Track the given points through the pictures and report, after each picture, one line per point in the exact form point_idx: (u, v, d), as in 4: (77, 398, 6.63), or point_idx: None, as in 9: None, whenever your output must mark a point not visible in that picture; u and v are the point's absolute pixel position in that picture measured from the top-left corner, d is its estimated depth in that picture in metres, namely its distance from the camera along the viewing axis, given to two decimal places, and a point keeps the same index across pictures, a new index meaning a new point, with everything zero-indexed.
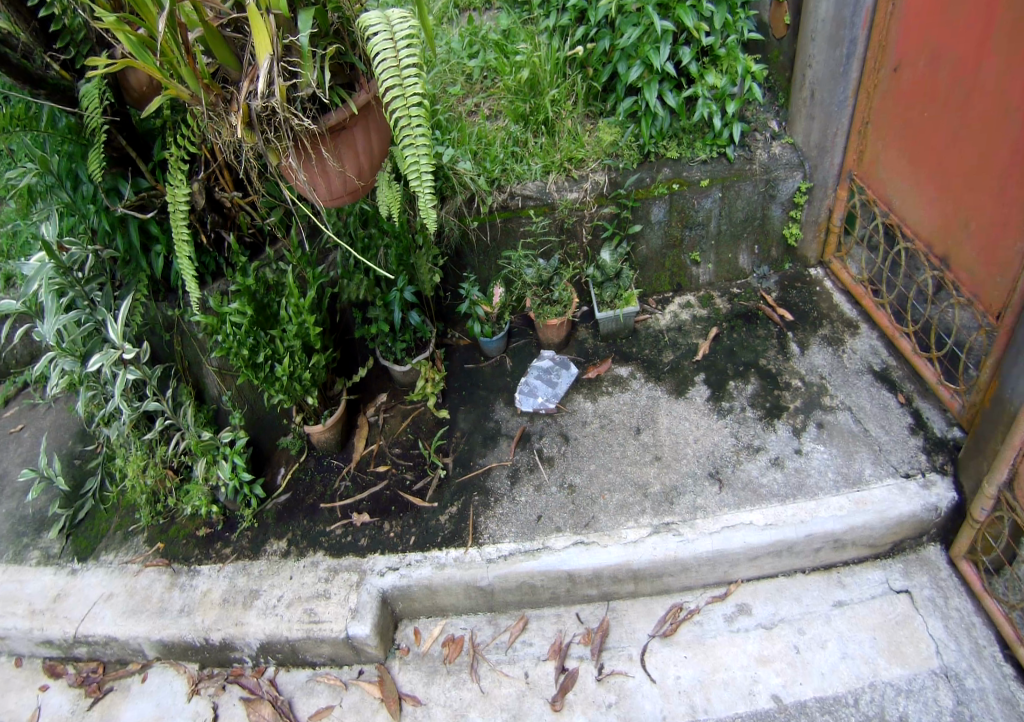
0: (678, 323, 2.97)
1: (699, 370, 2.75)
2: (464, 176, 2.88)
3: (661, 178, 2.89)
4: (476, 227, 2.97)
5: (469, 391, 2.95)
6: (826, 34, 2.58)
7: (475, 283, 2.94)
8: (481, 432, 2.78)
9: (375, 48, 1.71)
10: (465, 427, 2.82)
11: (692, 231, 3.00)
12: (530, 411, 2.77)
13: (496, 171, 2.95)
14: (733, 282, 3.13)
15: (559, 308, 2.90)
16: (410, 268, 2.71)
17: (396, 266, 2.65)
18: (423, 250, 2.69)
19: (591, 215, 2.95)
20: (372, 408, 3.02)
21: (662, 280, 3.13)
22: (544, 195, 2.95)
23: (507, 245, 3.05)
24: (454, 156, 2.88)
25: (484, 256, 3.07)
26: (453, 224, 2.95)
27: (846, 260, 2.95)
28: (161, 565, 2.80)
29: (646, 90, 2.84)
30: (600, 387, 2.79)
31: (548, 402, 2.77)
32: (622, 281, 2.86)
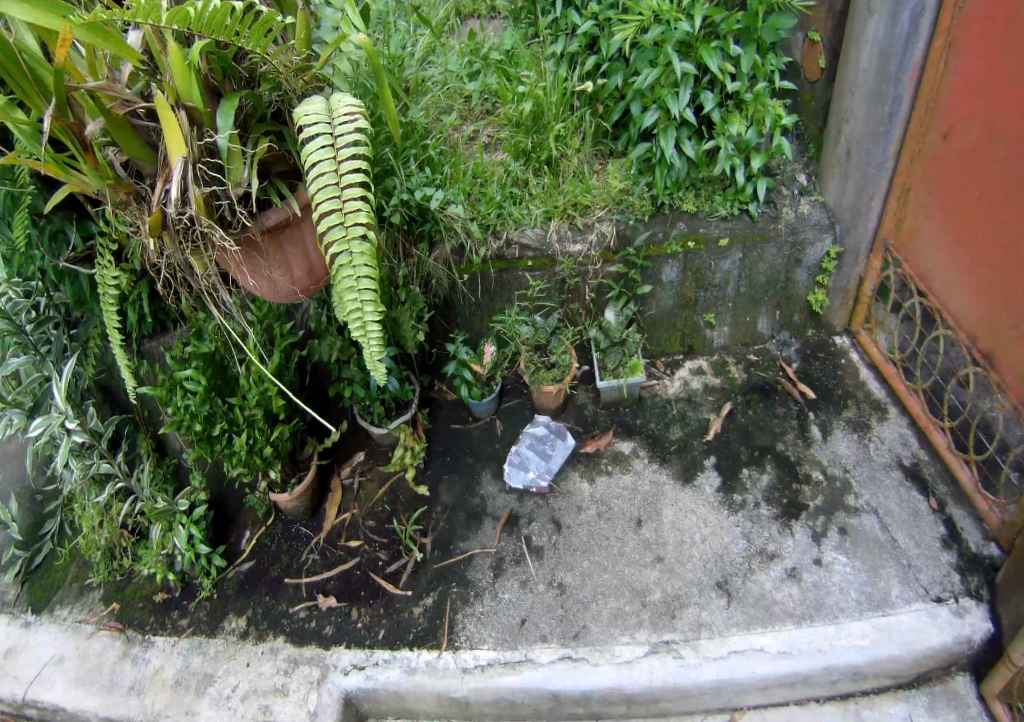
0: (684, 393, 2.82)
1: (708, 452, 2.58)
2: (452, 219, 2.56)
3: (674, 236, 2.69)
4: (467, 280, 2.74)
5: (455, 458, 2.73)
6: (866, 89, 2.35)
7: (467, 341, 2.73)
8: (466, 509, 2.56)
9: (312, 159, 1.63)
10: (449, 501, 2.60)
11: (707, 293, 2.84)
12: (520, 489, 2.58)
13: (489, 215, 2.67)
14: (749, 346, 2.98)
15: (558, 369, 2.68)
16: (395, 322, 2.52)
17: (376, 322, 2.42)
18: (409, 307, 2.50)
19: (597, 274, 2.73)
20: (347, 469, 2.78)
21: (673, 342, 2.97)
22: (543, 247, 2.70)
23: (500, 297, 2.80)
24: (427, 194, 2.49)
25: (474, 310, 2.81)
26: (442, 274, 2.69)
27: (874, 334, 2.77)
28: (115, 630, 2.59)
29: (662, 136, 2.57)
30: (599, 466, 2.60)
31: (538, 483, 2.55)
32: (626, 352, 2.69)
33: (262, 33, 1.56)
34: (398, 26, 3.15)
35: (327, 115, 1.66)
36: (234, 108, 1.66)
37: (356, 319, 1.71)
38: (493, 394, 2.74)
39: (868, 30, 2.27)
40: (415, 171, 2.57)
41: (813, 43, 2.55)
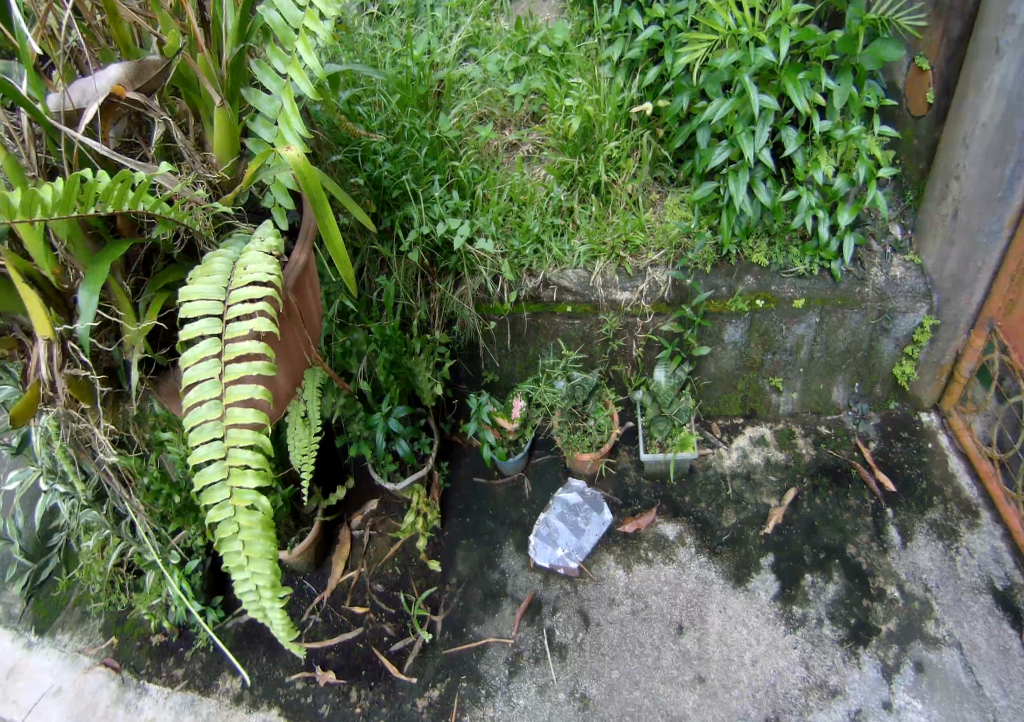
0: (739, 467, 2.65)
1: (765, 550, 2.42)
2: (478, 259, 2.27)
3: (740, 292, 2.36)
4: (496, 328, 2.41)
5: (475, 521, 2.47)
6: (985, 146, 2.12)
7: (492, 379, 2.54)
8: (484, 586, 2.32)
9: (189, 378, 1.27)
10: (465, 572, 2.36)
11: (773, 355, 2.57)
12: (545, 569, 2.34)
13: (520, 258, 2.34)
14: (821, 415, 2.80)
15: (594, 432, 2.40)
16: (414, 372, 2.17)
17: (386, 374, 2.11)
18: (427, 361, 2.16)
19: (651, 330, 2.42)
20: (357, 518, 2.48)
21: (733, 403, 2.76)
22: (585, 292, 2.36)
23: (534, 343, 2.46)
24: (449, 226, 2.19)
25: (504, 358, 2.50)
26: (468, 313, 2.36)
27: (969, 420, 2.60)
28: (111, 669, 2.40)
29: (731, 177, 2.18)
30: (638, 550, 2.41)
31: (565, 566, 2.34)
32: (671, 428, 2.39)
33: (120, 196, 1.28)
34: (434, 13, 2.70)
35: (220, 310, 1.31)
36: (97, 287, 1.37)
37: (248, 597, 1.35)
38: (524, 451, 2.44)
39: (993, 76, 2.02)
40: (438, 202, 2.22)
41: (920, 70, 2.29)
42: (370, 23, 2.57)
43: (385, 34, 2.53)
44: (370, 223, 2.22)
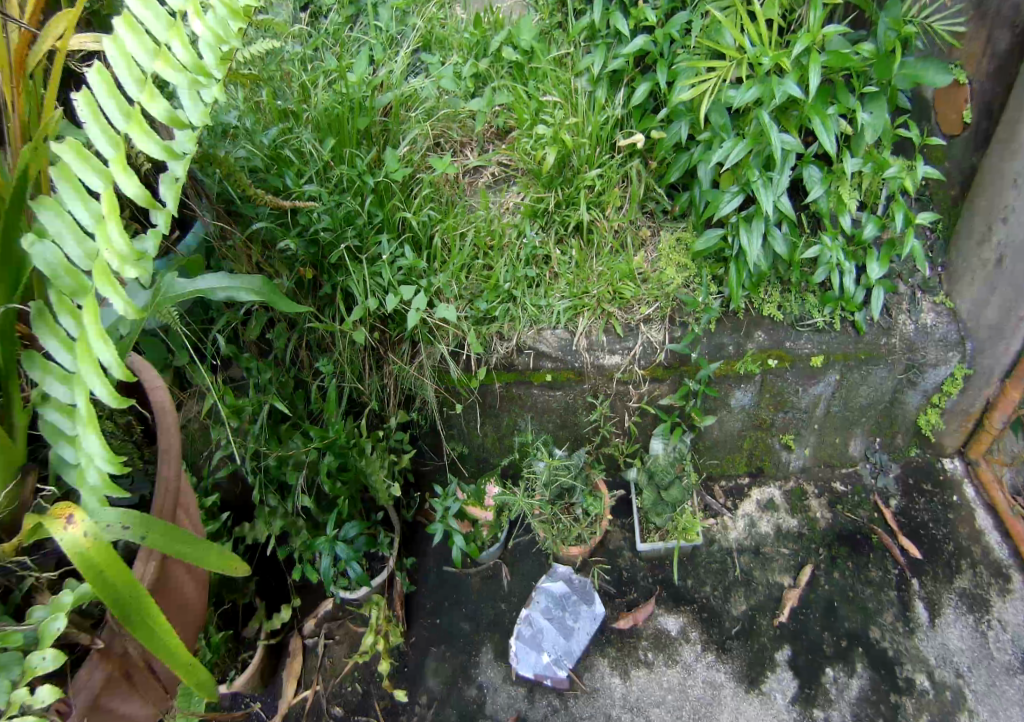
0: (746, 540, 2.27)
1: (781, 642, 2.06)
2: (441, 330, 1.79)
3: (751, 351, 1.98)
4: (463, 411, 1.94)
5: (448, 621, 2.13)
6: None
7: (461, 453, 2.04)
8: (458, 705, 1.99)
9: None
10: (437, 687, 2.02)
11: (786, 413, 2.21)
12: (528, 681, 2.00)
13: (487, 325, 1.81)
14: (835, 470, 2.41)
15: (580, 525, 1.95)
16: (365, 471, 1.72)
17: (330, 482, 1.67)
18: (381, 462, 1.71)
19: (646, 397, 1.96)
20: (309, 623, 2.08)
21: (738, 462, 2.38)
22: (567, 359, 1.85)
23: (509, 417, 1.97)
24: (401, 295, 1.72)
25: (473, 437, 2.01)
26: (427, 388, 1.85)
27: (1000, 470, 2.28)
28: None
29: (742, 226, 1.80)
30: (635, 650, 2.06)
31: (550, 676, 2.00)
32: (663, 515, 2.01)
33: None
34: (377, 17, 2.17)
35: None
36: None
37: None
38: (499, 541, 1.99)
39: None
40: (388, 266, 1.75)
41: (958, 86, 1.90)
42: (300, 34, 2.10)
43: (317, 49, 2.06)
44: (306, 287, 1.78)
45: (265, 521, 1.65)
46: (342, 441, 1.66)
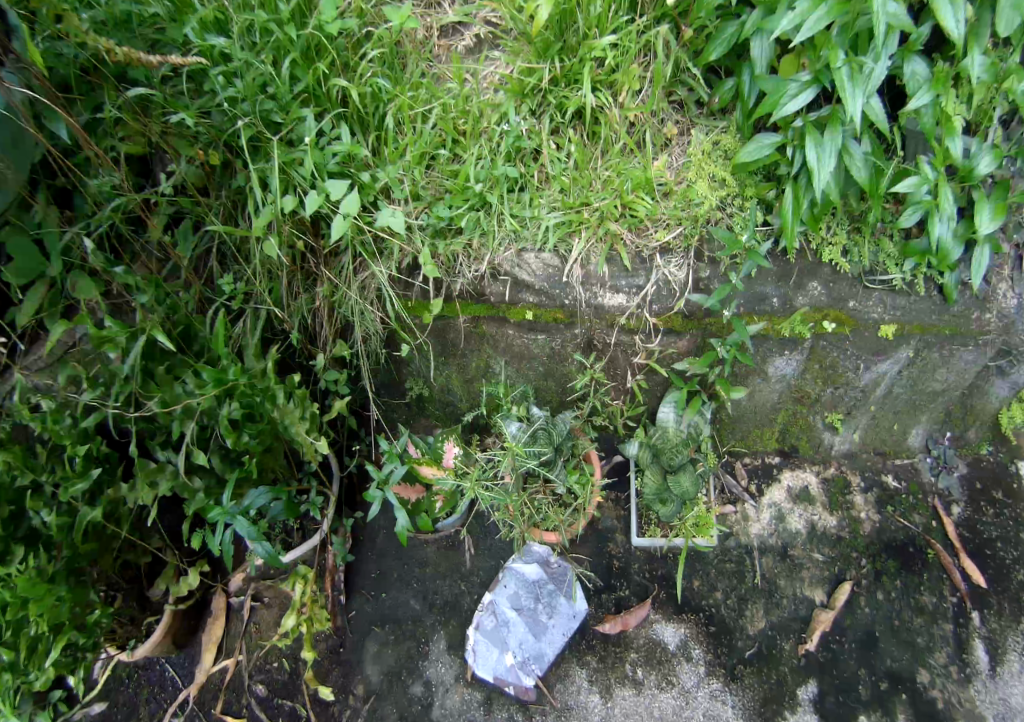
0: (771, 538, 1.78)
1: (803, 675, 1.62)
2: (389, 244, 1.47)
3: (802, 309, 1.53)
4: (418, 350, 1.58)
5: (395, 598, 1.70)
6: None
7: (421, 393, 1.68)
8: (400, 706, 1.59)
9: None
10: (378, 680, 1.63)
11: (837, 390, 1.73)
12: (490, 683, 1.56)
13: (445, 239, 1.47)
14: (889, 461, 1.91)
15: (560, 509, 1.57)
16: (279, 420, 1.44)
17: (235, 436, 1.41)
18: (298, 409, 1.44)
19: (656, 354, 1.53)
20: (236, 580, 1.82)
21: (767, 437, 1.86)
22: (554, 292, 1.47)
23: (477, 356, 1.59)
24: (324, 192, 1.35)
25: (431, 377, 1.63)
26: (369, 316, 1.52)
27: None
28: None
29: (811, 135, 1.32)
30: (621, 664, 1.58)
31: (512, 684, 1.55)
32: (670, 510, 1.52)
33: None
34: None
35: None
36: None
37: None
38: (459, 513, 1.62)
39: None
40: (315, 149, 1.39)
41: None
42: None
43: None
44: (216, 175, 1.55)
45: (150, 482, 1.41)
46: (244, 387, 1.40)
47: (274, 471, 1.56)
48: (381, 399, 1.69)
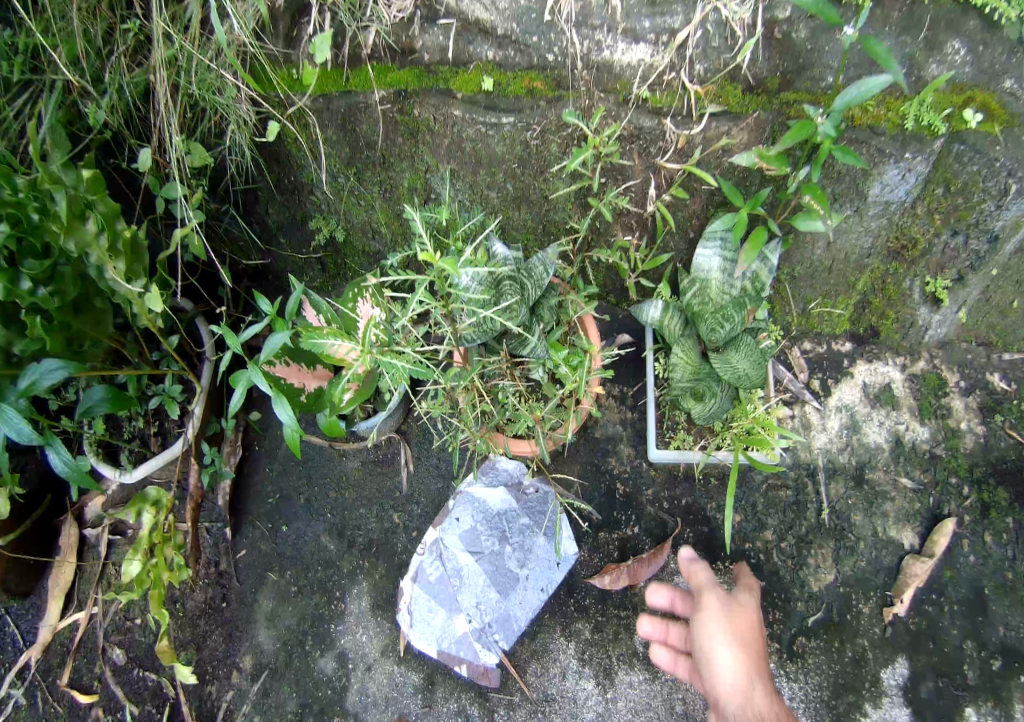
0: (842, 454, 1.21)
1: (887, 652, 1.13)
2: None
3: (935, 83, 0.91)
4: (317, 158, 1.00)
5: (299, 532, 1.12)
6: None
7: (334, 239, 1.13)
8: (301, 688, 1.05)
9: None
10: (270, 650, 1.08)
11: (956, 237, 1.11)
12: (432, 656, 1.01)
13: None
14: (996, 351, 1.27)
15: (537, 402, 0.96)
16: (79, 257, 0.92)
17: (5, 281, 0.87)
18: (104, 236, 0.90)
19: (698, 148, 0.90)
20: (96, 500, 1.27)
21: (840, 313, 1.23)
22: (528, 40, 0.85)
23: (411, 167, 0.99)
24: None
25: (341, 203, 1.06)
26: (232, 101, 0.92)
27: None
28: None
29: None
30: (626, 634, 1.02)
31: (465, 662, 1.00)
32: (715, 409, 0.95)
33: None
34: None
35: None
36: None
37: None
38: (388, 412, 1.02)
39: None
40: None
41: None
42: None
43: None
44: None
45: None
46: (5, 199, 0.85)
47: (95, 342, 1.02)
48: (280, 248, 1.17)
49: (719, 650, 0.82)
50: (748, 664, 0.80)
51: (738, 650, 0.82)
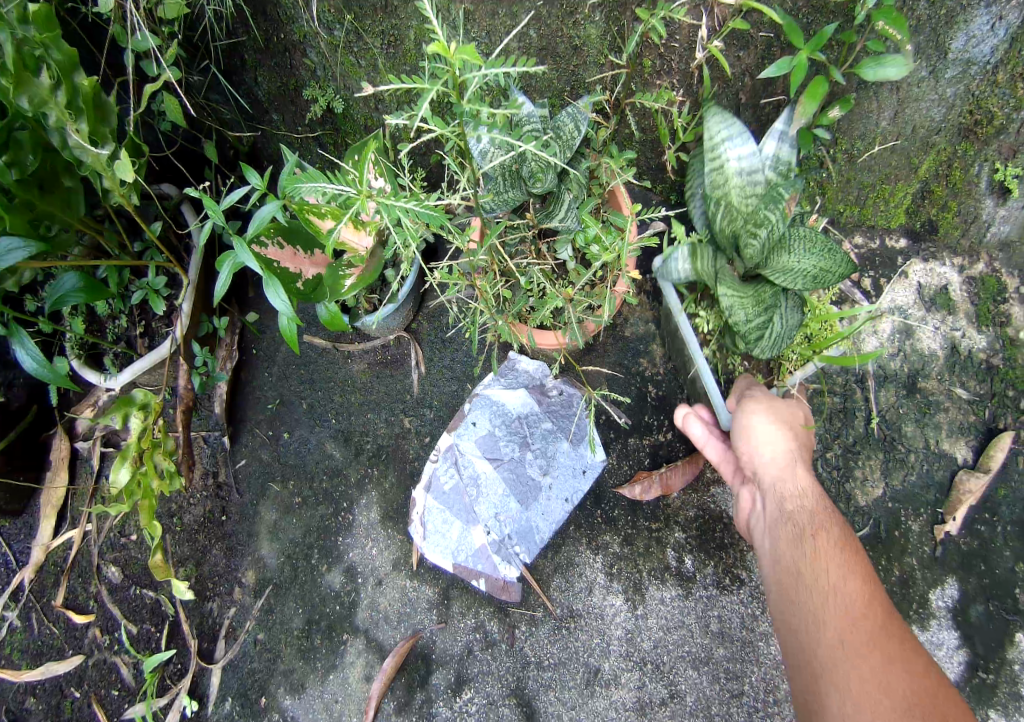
0: (894, 362, 1.09)
1: (935, 570, 1.04)
2: None
3: None
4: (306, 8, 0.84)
5: (301, 440, 1.02)
6: None
7: (333, 114, 0.98)
8: (306, 604, 0.97)
9: None
10: (273, 565, 0.99)
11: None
12: (448, 570, 0.92)
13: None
14: None
15: (564, 284, 0.85)
16: (34, 117, 0.78)
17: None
18: (62, 89, 0.76)
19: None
20: (86, 414, 1.16)
21: (897, 204, 1.07)
22: None
23: (418, 15, 0.83)
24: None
25: (338, 68, 0.91)
26: None
27: None
28: None
29: None
30: (659, 547, 0.92)
31: (483, 576, 0.91)
32: (781, 331, 0.80)
33: None
34: None
35: None
36: None
37: None
38: (398, 304, 0.89)
39: None
40: None
41: None
42: None
43: None
44: None
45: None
46: None
47: (64, 229, 0.90)
48: (272, 124, 1.03)
49: (770, 430, 0.81)
50: (790, 442, 0.80)
51: (783, 430, 0.80)
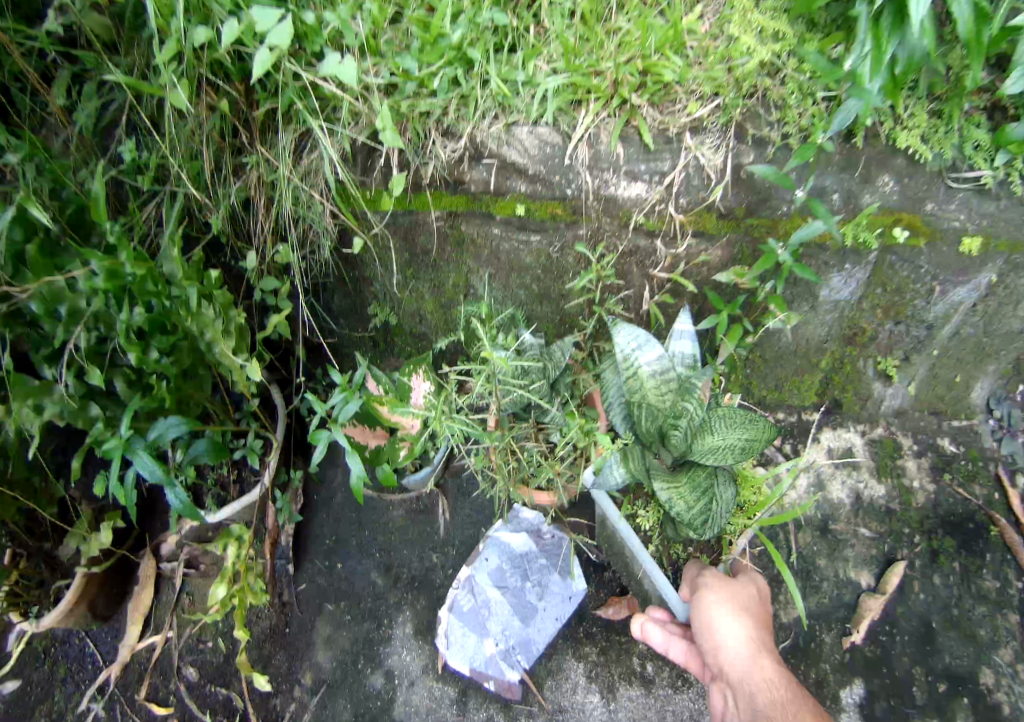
0: (809, 508, 1.42)
1: (845, 673, 1.33)
2: (337, 101, 1.11)
3: (868, 209, 1.16)
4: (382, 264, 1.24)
5: (353, 566, 1.32)
6: None
7: (387, 324, 1.35)
8: (354, 700, 1.24)
9: None
10: (327, 667, 1.27)
11: (898, 326, 1.35)
12: (466, 673, 1.20)
13: (411, 101, 1.10)
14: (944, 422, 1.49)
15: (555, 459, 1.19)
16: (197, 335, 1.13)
17: (139, 351, 1.08)
18: (221, 319, 1.11)
19: (682, 263, 1.19)
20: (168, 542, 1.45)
21: (805, 389, 1.44)
22: (552, 179, 1.12)
23: (456, 269, 1.24)
24: (250, 22, 1.02)
25: (398, 297, 1.29)
26: (322, 218, 1.18)
27: None
28: None
29: None
30: (627, 656, 1.21)
31: (493, 678, 1.19)
32: (716, 504, 1.03)
33: None
34: None
35: None
36: None
37: None
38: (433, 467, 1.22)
39: None
40: None
41: None
42: None
43: None
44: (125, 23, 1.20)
45: (32, 405, 1.06)
46: (146, 286, 1.05)
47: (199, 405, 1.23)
48: (339, 328, 1.38)
49: (724, 622, 1.02)
50: (742, 632, 1.00)
51: (734, 620, 1.01)
